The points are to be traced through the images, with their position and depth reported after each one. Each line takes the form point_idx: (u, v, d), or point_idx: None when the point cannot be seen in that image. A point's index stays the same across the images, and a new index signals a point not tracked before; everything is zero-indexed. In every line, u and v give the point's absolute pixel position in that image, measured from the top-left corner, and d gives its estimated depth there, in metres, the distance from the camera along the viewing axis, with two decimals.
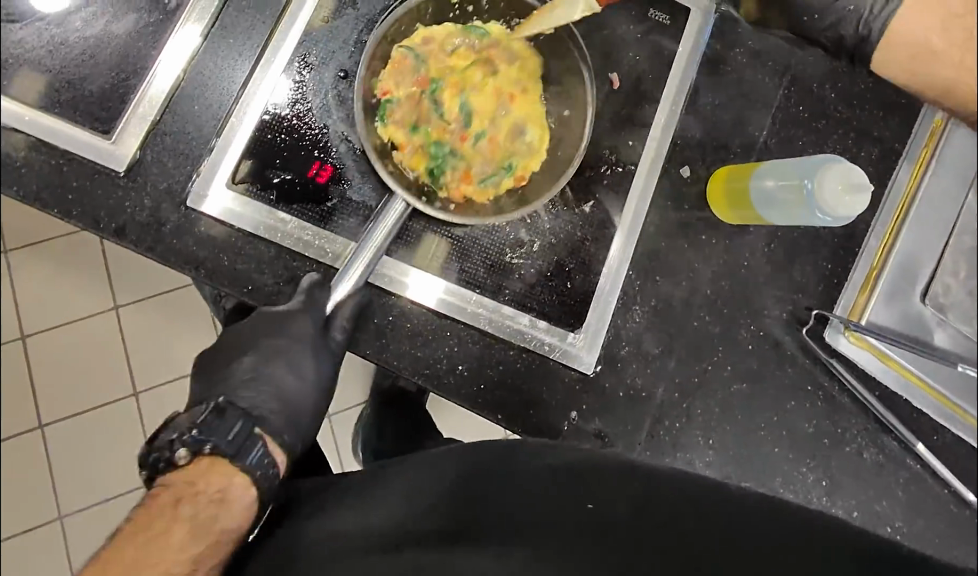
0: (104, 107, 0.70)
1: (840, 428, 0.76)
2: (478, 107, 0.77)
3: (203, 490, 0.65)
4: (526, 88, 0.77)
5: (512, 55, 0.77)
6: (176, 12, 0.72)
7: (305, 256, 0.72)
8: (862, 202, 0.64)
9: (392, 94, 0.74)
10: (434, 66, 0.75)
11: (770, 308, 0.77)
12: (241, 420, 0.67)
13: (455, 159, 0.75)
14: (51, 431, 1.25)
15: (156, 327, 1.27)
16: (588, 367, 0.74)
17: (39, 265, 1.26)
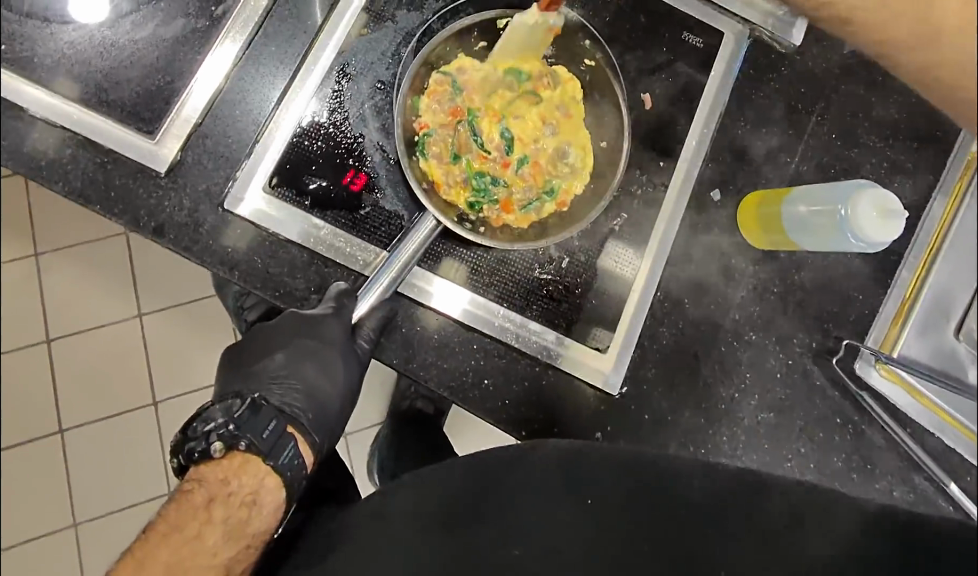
0: (149, 108, 0.71)
1: (870, 464, 0.76)
2: (519, 132, 0.77)
3: (236, 491, 0.66)
4: (570, 113, 0.77)
5: (554, 80, 0.77)
6: (222, 19, 0.73)
7: (336, 263, 0.72)
8: (895, 227, 0.63)
9: (430, 126, 0.75)
10: (471, 95, 0.76)
11: (798, 337, 0.77)
12: (275, 417, 0.69)
13: (497, 185, 0.75)
14: (71, 436, 1.26)
15: (183, 331, 1.29)
16: (614, 388, 0.73)
17: (74, 264, 1.29)
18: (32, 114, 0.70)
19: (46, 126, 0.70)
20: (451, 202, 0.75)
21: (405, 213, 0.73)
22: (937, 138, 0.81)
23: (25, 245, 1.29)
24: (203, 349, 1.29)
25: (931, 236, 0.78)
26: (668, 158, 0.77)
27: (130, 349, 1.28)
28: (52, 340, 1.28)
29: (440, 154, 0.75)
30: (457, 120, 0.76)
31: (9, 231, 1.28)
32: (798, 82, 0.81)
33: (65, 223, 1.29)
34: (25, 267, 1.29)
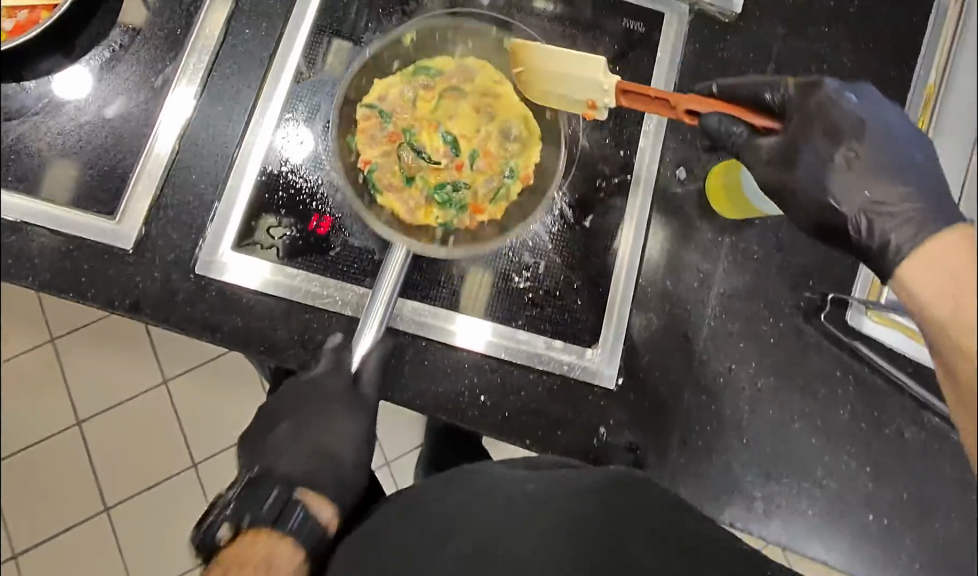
0: (106, 189, 0.72)
1: (877, 411, 0.75)
2: (459, 132, 0.77)
3: (247, 560, 0.63)
4: (499, 92, 0.77)
5: (472, 70, 0.77)
6: (163, 88, 0.74)
7: (315, 308, 0.72)
8: None
9: (372, 162, 0.75)
10: (401, 117, 0.76)
11: (787, 299, 0.76)
12: (276, 488, 0.69)
13: (460, 193, 0.76)
14: (117, 515, 1.24)
15: (198, 396, 1.29)
16: (610, 381, 0.73)
17: (83, 348, 1.30)
18: None
19: (9, 225, 0.71)
20: (422, 224, 0.75)
21: (375, 246, 0.73)
22: (895, 77, 0.80)
23: (27, 336, 1.30)
24: (224, 409, 1.29)
25: None
26: (629, 147, 0.77)
27: (155, 420, 1.28)
28: (81, 423, 1.27)
29: (393, 185, 0.75)
30: (397, 145, 0.76)
31: (14, 326, 1.30)
32: (745, 48, 0.80)
33: (66, 308, 1.31)
34: (33, 360, 1.29)
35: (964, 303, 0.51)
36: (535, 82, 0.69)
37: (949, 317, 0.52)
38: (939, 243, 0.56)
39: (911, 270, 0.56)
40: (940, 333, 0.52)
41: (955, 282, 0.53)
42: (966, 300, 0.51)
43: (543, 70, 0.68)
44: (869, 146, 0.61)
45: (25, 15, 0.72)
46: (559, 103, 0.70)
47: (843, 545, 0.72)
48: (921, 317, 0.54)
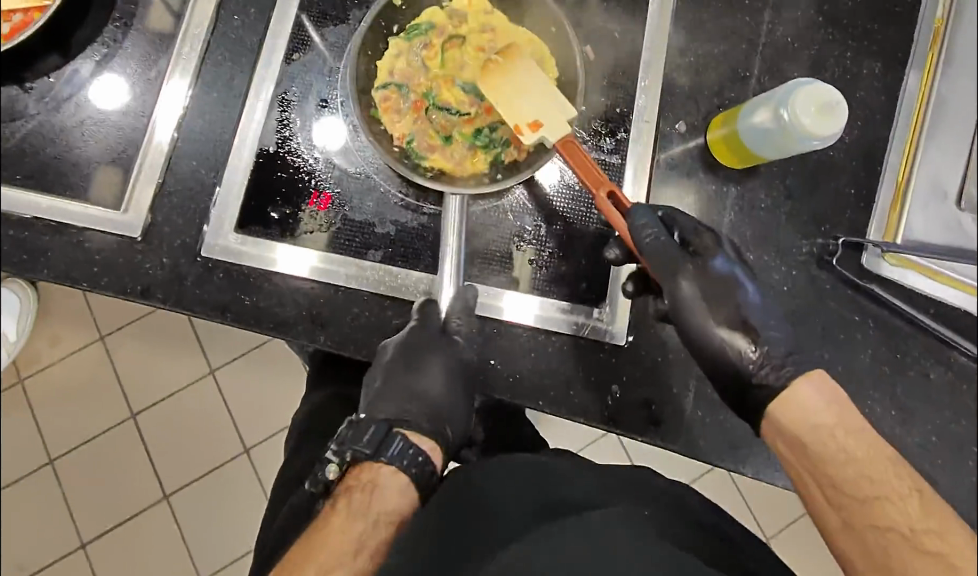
0: (111, 181, 0.73)
1: (901, 353, 0.73)
2: (474, 73, 0.74)
3: (355, 482, 0.68)
4: (494, 26, 0.74)
5: (462, 12, 0.75)
6: (159, 79, 0.75)
7: (321, 283, 0.72)
8: (840, 116, 0.64)
9: (406, 137, 0.73)
10: (417, 81, 0.74)
11: (799, 246, 0.74)
12: (375, 421, 0.69)
13: (499, 130, 0.74)
14: (177, 500, 1.28)
15: (243, 384, 1.31)
16: (620, 337, 0.72)
17: (130, 344, 1.31)
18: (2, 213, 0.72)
19: (21, 222, 0.72)
20: (475, 173, 0.74)
21: (375, 220, 0.73)
22: (899, 13, 0.77)
23: (69, 336, 1.32)
24: (264, 399, 1.30)
25: (915, 105, 0.75)
26: (628, 103, 0.74)
27: (205, 410, 1.30)
28: (136, 415, 1.30)
29: (432, 147, 0.74)
30: (423, 108, 0.74)
31: (63, 326, 1.32)
32: None
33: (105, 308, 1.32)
34: (83, 359, 1.31)
35: (840, 425, 0.61)
36: (502, 87, 0.70)
37: (836, 431, 0.61)
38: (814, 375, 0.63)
39: (806, 387, 0.62)
40: (824, 447, 0.61)
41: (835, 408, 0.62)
42: (847, 416, 0.62)
43: (513, 83, 0.70)
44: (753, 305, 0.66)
45: (19, 18, 0.71)
46: (510, 112, 0.69)
47: None
48: (806, 434, 0.61)
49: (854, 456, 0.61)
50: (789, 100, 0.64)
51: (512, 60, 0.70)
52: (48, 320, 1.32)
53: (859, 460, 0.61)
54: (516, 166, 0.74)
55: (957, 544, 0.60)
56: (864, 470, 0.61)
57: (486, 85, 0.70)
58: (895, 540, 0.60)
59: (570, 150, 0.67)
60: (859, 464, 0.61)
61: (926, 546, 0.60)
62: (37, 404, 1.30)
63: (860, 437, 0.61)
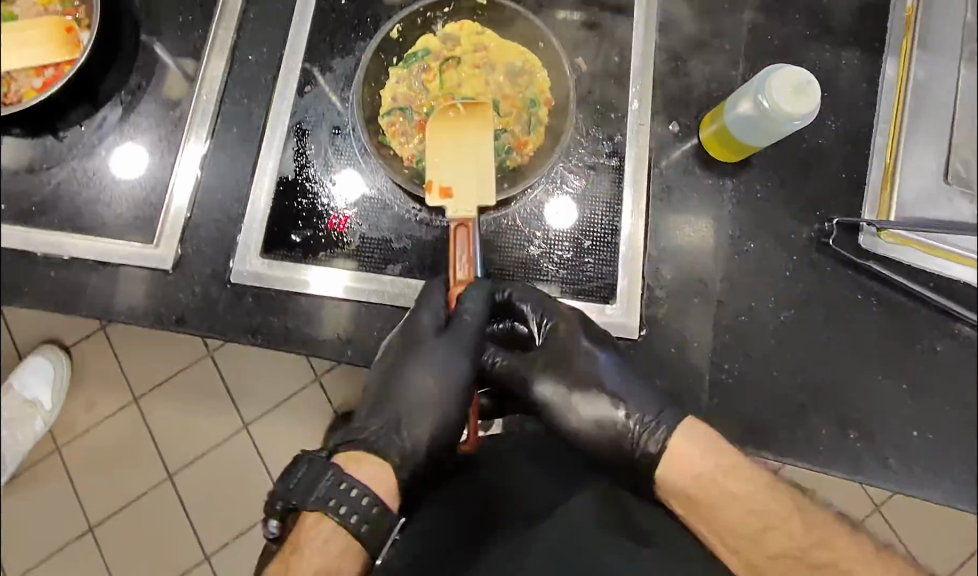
0: (141, 218, 0.78)
1: (906, 328, 0.76)
2: (472, 90, 0.78)
3: (299, 534, 0.67)
4: (485, 43, 0.79)
5: (453, 36, 0.79)
6: (182, 120, 0.80)
7: (345, 299, 0.76)
8: (816, 90, 0.68)
9: (414, 156, 0.78)
10: (418, 102, 0.78)
11: (798, 232, 0.77)
12: (307, 462, 0.67)
13: (502, 139, 0.77)
14: (219, 559, 1.26)
15: (279, 436, 1.30)
16: (633, 331, 0.75)
17: (166, 404, 1.30)
18: (42, 254, 0.77)
19: (61, 262, 0.77)
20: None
21: (392, 236, 0.77)
22: (872, 6, 0.81)
23: (98, 398, 1.30)
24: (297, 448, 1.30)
25: (895, 88, 0.79)
26: (623, 108, 0.79)
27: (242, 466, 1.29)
28: (174, 475, 1.28)
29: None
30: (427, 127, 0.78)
31: (94, 390, 1.31)
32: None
33: (134, 367, 1.31)
34: (115, 422, 1.29)
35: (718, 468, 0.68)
36: (442, 149, 0.74)
37: (716, 474, 0.68)
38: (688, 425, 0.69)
39: (680, 439, 0.69)
40: (706, 493, 0.68)
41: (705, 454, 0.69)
42: (723, 462, 0.69)
43: (459, 138, 0.74)
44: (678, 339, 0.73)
45: (51, 72, 0.79)
46: (435, 167, 0.74)
47: (894, 464, 0.74)
48: (691, 486, 0.69)
49: (737, 493, 0.69)
50: (766, 88, 0.68)
51: (480, 117, 0.74)
52: (83, 384, 1.31)
53: (739, 499, 0.68)
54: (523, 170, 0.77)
55: (841, 549, 0.68)
56: (748, 504, 0.68)
57: (438, 129, 0.74)
58: (798, 567, 0.67)
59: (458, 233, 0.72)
60: (740, 501, 0.68)
61: (822, 561, 0.67)
62: (76, 471, 1.28)
63: (739, 477, 0.69)
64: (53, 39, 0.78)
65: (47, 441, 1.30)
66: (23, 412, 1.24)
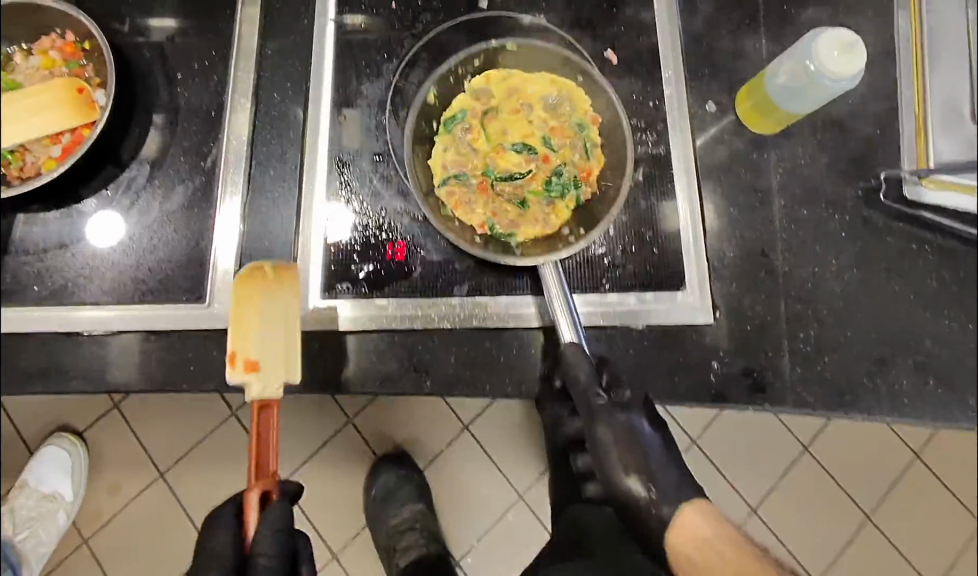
0: (187, 277, 0.75)
1: (965, 270, 0.77)
2: (519, 135, 0.77)
3: None
4: (520, 87, 0.78)
5: (484, 88, 0.77)
6: (215, 168, 0.77)
7: (417, 329, 0.74)
8: (862, 49, 0.67)
9: (486, 221, 0.75)
10: (473, 166, 0.76)
11: (845, 192, 0.79)
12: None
13: (565, 173, 0.76)
14: None
15: (322, 482, 1.28)
16: (706, 315, 0.75)
17: (193, 474, 1.28)
18: (89, 333, 0.74)
19: (109, 336, 0.74)
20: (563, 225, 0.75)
21: (453, 256, 0.76)
22: None
23: (123, 476, 1.29)
24: (341, 495, 1.29)
25: (911, 42, 0.81)
26: (657, 96, 0.80)
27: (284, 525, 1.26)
28: None
29: (515, 221, 0.75)
30: (489, 187, 0.76)
31: (118, 472, 1.29)
32: None
33: (156, 439, 1.30)
34: (145, 499, 1.28)
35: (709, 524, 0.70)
36: (250, 319, 0.65)
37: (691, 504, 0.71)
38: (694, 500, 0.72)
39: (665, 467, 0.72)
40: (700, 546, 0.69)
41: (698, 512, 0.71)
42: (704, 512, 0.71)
43: (272, 302, 0.67)
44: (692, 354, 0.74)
45: (68, 138, 0.76)
46: (241, 340, 0.65)
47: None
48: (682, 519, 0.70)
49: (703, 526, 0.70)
50: (814, 57, 0.68)
51: (290, 284, 0.68)
52: (104, 468, 1.29)
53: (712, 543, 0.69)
54: (594, 206, 0.76)
55: None
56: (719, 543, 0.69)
57: (246, 294, 0.66)
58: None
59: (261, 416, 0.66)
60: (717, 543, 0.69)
61: None
62: (110, 556, 1.26)
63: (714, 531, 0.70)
64: (63, 101, 0.74)
65: (74, 533, 1.27)
66: (45, 507, 1.20)
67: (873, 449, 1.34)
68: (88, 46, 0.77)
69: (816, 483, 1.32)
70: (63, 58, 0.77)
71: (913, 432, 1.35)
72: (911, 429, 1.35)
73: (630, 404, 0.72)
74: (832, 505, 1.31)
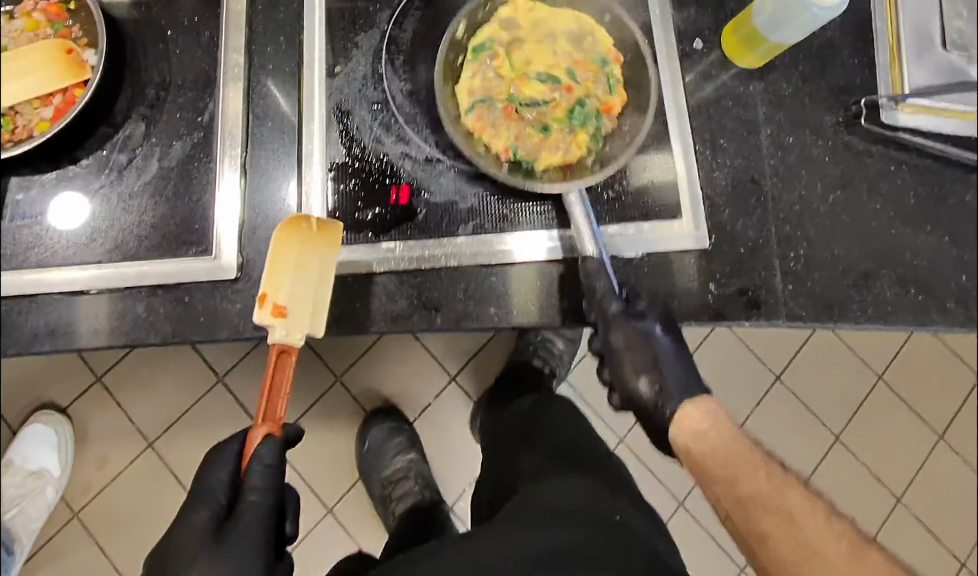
0: (190, 231, 0.75)
1: (938, 187, 0.82)
2: (542, 64, 0.81)
3: None
4: (543, 20, 0.82)
5: (512, 19, 0.82)
6: (212, 123, 0.77)
7: (424, 269, 0.76)
8: None
9: (510, 145, 0.78)
10: (498, 92, 0.80)
11: (826, 119, 0.82)
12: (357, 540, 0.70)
13: (588, 104, 0.79)
14: None
15: (313, 437, 1.30)
16: (704, 239, 0.78)
17: (184, 440, 1.29)
18: (94, 292, 0.73)
19: (114, 293, 0.73)
20: (583, 154, 0.78)
21: (456, 197, 0.78)
22: None
23: (111, 449, 1.29)
24: (332, 450, 1.30)
25: None
26: (645, 36, 0.82)
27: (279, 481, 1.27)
28: None
29: (537, 144, 0.78)
30: (513, 112, 0.79)
31: (106, 445, 1.29)
32: None
33: (145, 410, 1.30)
34: (135, 469, 1.28)
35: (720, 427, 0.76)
36: (281, 268, 0.69)
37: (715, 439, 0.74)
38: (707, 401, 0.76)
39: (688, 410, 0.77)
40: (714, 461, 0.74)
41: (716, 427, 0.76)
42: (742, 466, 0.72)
43: (307, 254, 0.69)
44: (691, 279, 0.77)
45: (59, 99, 0.74)
46: (273, 282, 0.68)
47: (953, 309, 0.79)
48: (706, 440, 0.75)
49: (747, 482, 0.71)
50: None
51: (329, 239, 0.70)
52: (92, 442, 1.29)
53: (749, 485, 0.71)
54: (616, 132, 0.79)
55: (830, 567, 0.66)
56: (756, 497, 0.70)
57: (283, 241, 0.69)
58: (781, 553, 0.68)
59: (277, 359, 0.70)
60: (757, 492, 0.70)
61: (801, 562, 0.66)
62: (102, 528, 1.25)
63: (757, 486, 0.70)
64: (52, 60, 0.73)
65: (63, 509, 1.26)
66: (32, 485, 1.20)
67: (839, 373, 1.40)
68: (73, 6, 0.76)
69: (789, 408, 1.38)
70: (48, 19, 0.76)
71: (876, 354, 1.42)
72: (874, 351, 1.42)
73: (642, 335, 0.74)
74: (805, 426, 1.37)
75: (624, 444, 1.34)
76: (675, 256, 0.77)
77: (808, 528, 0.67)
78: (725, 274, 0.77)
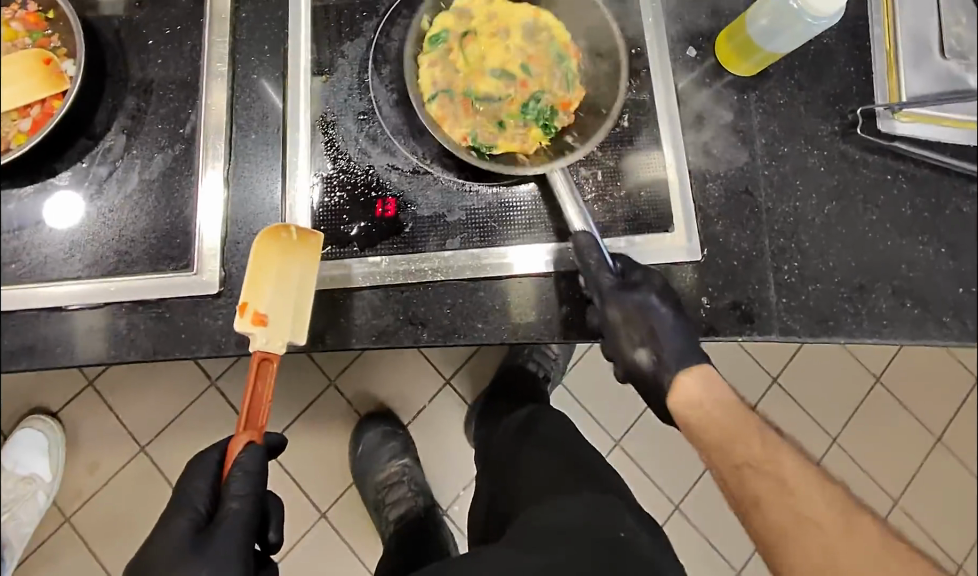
0: (172, 245, 0.73)
1: (936, 198, 0.80)
2: (497, 59, 0.81)
3: None
4: (498, 13, 0.81)
5: (468, 9, 0.80)
6: (194, 135, 0.76)
7: (410, 284, 0.74)
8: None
9: (468, 136, 0.78)
10: (456, 85, 0.79)
11: (822, 128, 0.81)
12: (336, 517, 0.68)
13: (544, 99, 0.79)
14: None
15: (305, 442, 1.29)
16: (696, 252, 0.76)
17: (175, 445, 1.28)
18: (73, 308, 0.71)
19: (94, 309, 0.72)
20: (540, 146, 0.78)
21: (444, 210, 0.76)
22: None
23: (102, 454, 1.27)
24: (325, 455, 1.29)
25: None
26: (637, 44, 0.81)
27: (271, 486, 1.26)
28: None
29: (492, 136, 0.79)
30: (470, 108, 0.79)
31: (97, 450, 1.27)
32: None
33: (135, 415, 1.29)
34: (126, 474, 1.27)
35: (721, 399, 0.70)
36: (262, 277, 0.67)
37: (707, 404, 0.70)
38: (709, 390, 0.72)
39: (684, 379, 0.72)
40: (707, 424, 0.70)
41: (713, 393, 0.71)
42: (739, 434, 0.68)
43: (288, 263, 0.68)
44: (683, 293, 0.76)
45: (38, 110, 0.72)
46: (254, 290, 0.67)
47: (950, 322, 0.78)
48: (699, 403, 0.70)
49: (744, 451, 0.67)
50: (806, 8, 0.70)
51: (310, 249, 0.69)
52: (82, 447, 1.28)
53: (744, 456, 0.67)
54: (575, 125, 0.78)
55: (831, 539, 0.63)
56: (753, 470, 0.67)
57: (263, 250, 0.68)
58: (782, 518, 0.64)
59: (260, 367, 0.68)
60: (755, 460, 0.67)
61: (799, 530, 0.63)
62: (93, 535, 1.24)
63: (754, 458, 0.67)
64: (32, 71, 0.71)
65: (54, 515, 1.25)
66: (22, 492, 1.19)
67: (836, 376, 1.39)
68: (52, 15, 0.75)
69: (785, 411, 1.37)
70: (26, 28, 0.74)
71: (874, 356, 1.41)
72: (872, 353, 1.41)
73: (642, 341, 0.72)
74: (801, 428, 1.36)
75: (620, 448, 1.33)
76: (667, 270, 0.76)
77: (814, 508, 0.64)
78: (718, 288, 0.76)
